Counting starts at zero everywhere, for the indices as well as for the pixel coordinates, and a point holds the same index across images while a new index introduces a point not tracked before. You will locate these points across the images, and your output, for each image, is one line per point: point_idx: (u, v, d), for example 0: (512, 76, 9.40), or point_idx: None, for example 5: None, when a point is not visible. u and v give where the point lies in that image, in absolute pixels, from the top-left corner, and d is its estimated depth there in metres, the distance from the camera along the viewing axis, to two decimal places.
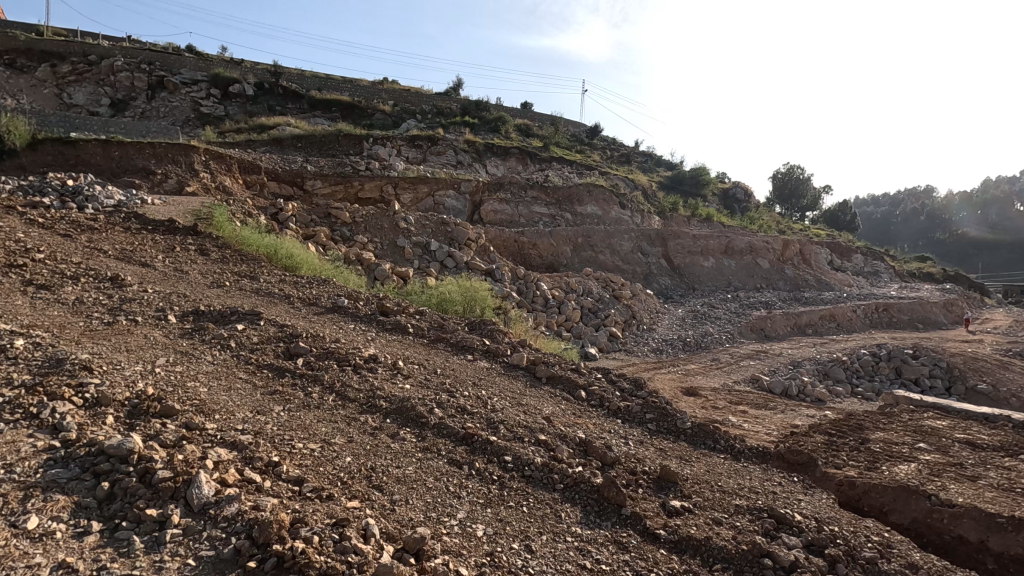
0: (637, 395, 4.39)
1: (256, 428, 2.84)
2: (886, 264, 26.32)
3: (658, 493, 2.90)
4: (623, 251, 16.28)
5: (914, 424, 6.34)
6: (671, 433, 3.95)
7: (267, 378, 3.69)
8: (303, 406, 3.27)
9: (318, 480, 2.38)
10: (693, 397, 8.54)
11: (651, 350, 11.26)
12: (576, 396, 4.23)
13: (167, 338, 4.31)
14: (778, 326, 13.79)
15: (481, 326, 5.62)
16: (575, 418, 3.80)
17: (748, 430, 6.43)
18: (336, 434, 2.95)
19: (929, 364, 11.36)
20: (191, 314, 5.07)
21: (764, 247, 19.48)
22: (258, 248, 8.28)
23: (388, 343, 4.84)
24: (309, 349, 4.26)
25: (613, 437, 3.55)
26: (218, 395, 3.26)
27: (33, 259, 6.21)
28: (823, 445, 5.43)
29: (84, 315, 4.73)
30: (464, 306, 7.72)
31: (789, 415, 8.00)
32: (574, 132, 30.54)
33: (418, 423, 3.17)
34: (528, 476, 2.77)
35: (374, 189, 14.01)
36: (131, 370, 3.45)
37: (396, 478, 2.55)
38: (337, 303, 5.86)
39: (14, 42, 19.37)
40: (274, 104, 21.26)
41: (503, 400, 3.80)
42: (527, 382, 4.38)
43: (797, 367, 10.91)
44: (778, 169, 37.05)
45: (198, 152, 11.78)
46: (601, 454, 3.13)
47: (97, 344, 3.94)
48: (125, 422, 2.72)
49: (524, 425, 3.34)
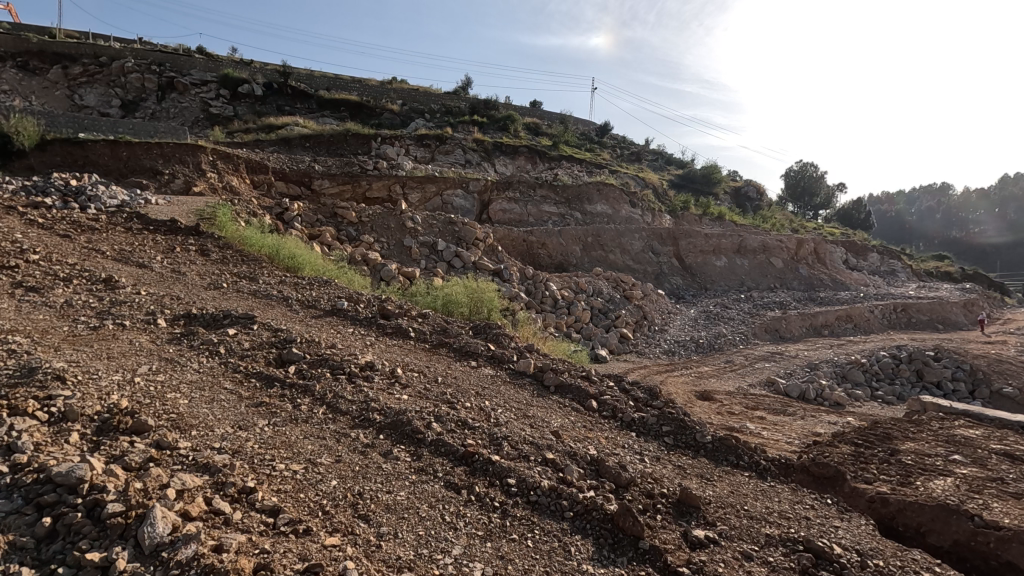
0: (651, 405, 4.09)
1: (235, 447, 2.59)
2: (903, 263, 25.68)
3: (679, 520, 2.62)
4: (634, 251, 15.95)
5: (946, 434, 5.97)
6: (691, 448, 3.65)
7: (254, 389, 3.43)
8: (289, 420, 3.01)
9: (296, 510, 2.12)
10: (708, 401, 8.23)
11: (664, 352, 10.93)
12: (587, 407, 3.94)
13: (154, 344, 4.08)
14: (793, 327, 13.42)
15: (486, 329, 5.34)
16: (586, 431, 3.51)
17: (767, 439, 6.10)
18: (324, 452, 2.69)
19: (952, 366, 10.94)
20: (182, 318, 4.83)
21: (777, 246, 19.04)
22: (260, 249, 8.07)
23: (387, 349, 4.58)
24: (303, 356, 4.00)
25: (627, 454, 3.26)
26: (198, 408, 3.00)
27: (27, 261, 6.02)
28: (850, 457, 5.09)
29: (71, 319, 4.50)
30: (470, 308, 7.44)
31: (809, 422, 7.64)
32: (584, 131, 30.22)
33: (415, 439, 2.90)
34: (534, 503, 2.49)
35: (382, 189, 13.80)
36: (108, 380, 3.21)
37: (386, 506, 2.28)
38: (337, 306, 5.61)
39: (28, 44, 19.47)
40: (283, 105, 21.11)
41: (508, 413, 3.52)
42: (535, 391, 4.09)
43: (814, 368, 10.52)
44: (791, 167, 36.44)
45: (205, 152, 11.61)
46: (615, 474, 2.83)
47: (77, 351, 3.70)
48: (91, 441, 2.48)
49: (531, 442, 3.05)
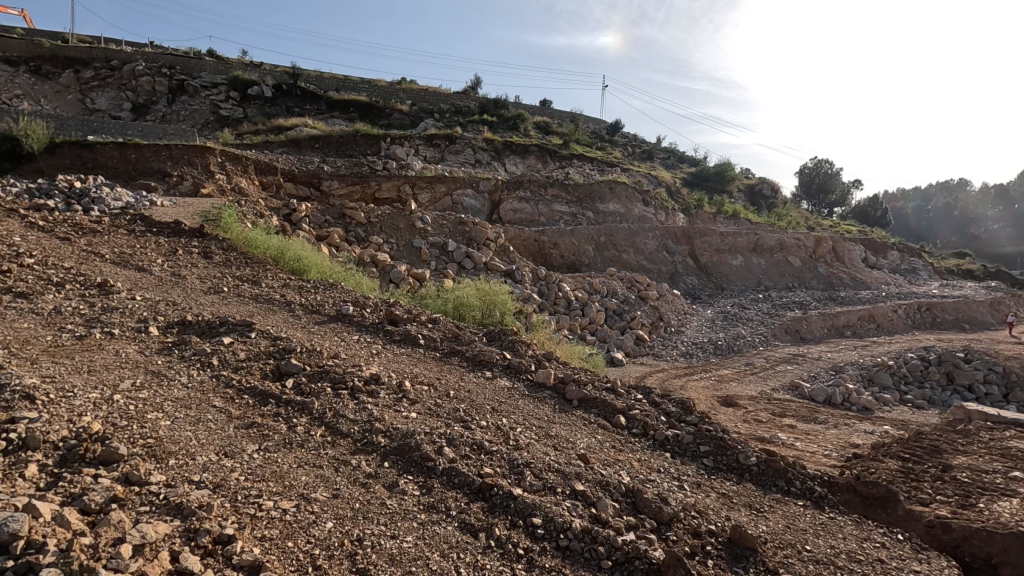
0: (686, 421, 3.67)
1: (217, 479, 2.25)
2: (924, 261, 24.94)
3: (733, 567, 2.28)
4: (648, 250, 15.51)
5: (998, 446, 5.49)
6: (733, 471, 3.26)
7: (246, 407, 3.07)
8: (282, 446, 2.65)
9: (282, 564, 1.78)
10: (731, 408, 7.81)
11: (681, 354, 10.51)
12: (614, 424, 3.55)
13: (142, 355, 3.75)
14: (815, 328, 12.91)
15: (500, 337, 4.94)
16: (615, 453, 3.13)
17: (801, 453, 5.67)
18: (320, 485, 2.33)
19: (983, 368, 10.37)
20: (176, 325, 4.50)
21: (795, 245, 18.47)
22: (266, 251, 7.74)
23: (394, 359, 4.21)
24: (303, 368, 3.66)
25: (665, 481, 2.88)
26: (179, 432, 2.65)
27: (22, 265, 5.74)
28: (899, 475, 4.62)
29: (57, 328, 4.18)
30: (483, 311, 7.05)
31: (843, 431, 7.17)
32: (594, 129, 29.77)
33: (425, 467, 2.54)
34: (564, 549, 2.12)
35: (391, 189, 13.48)
36: (82, 400, 2.87)
37: (390, 557, 1.92)
38: (341, 311, 5.26)
39: (40, 49, 19.41)
40: (292, 106, 20.89)
41: (529, 433, 3.14)
42: (556, 407, 3.70)
43: (839, 371, 10.03)
44: (807, 163, 35.50)
45: (213, 154, 11.34)
46: (656, 509, 2.47)
47: (56, 365, 3.37)
48: (50, 475, 2.14)
49: (557, 469, 2.67)
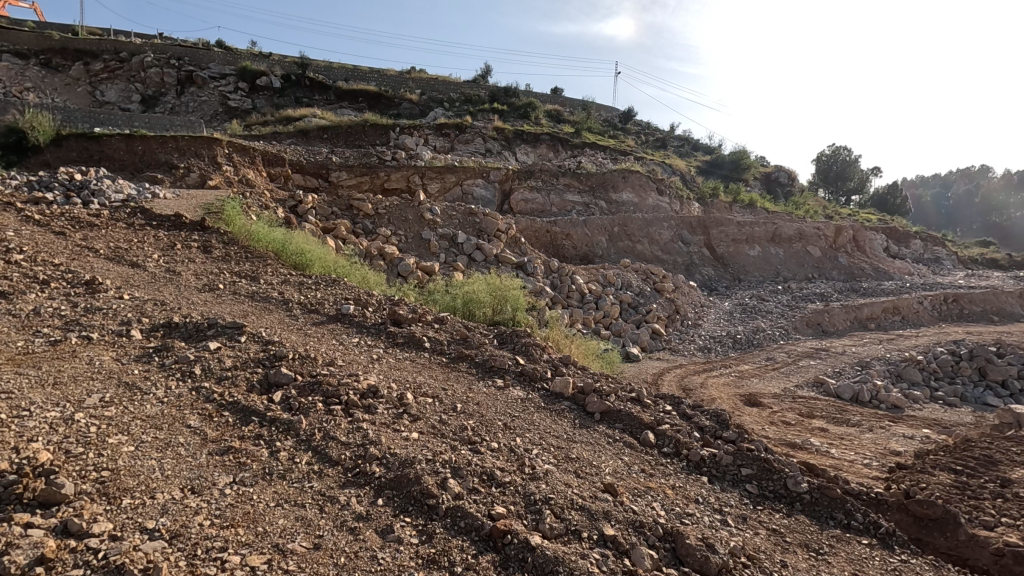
0: (723, 438, 3.25)
1: (175, 526, 1.87)
2: (948, 250, 24.03)
3: None
4: (662, 241, 15.03)
5: None
6: (782, 500, 2.84)
7: (225, 427, 2.70)
8: (260, 477, 2.28)
9: None
10: (756, 408, 7.35)
11: (699, 349, 10.06)
12: (642, 442, 3.14)
13: (117, 363, 3.39)
14: (837, 320, 12.32)
15: (513, 339, 4.53)
16: (647, 479, 2.73)
17: (837, 463, 5.22)
18: (299, 531, 1.95)
19: (1018, 364, 9.73)
20: (161, 328, 4.14)
21: (814, 234, 17.80)
22: (267, 244, 7.37)
23: (396, 366, 3.82)
24: (294, 378, 3.29)
25: (706, 516, 2.48)
26: (141, 461, 2.27)
27: (9, 262, 5.41)
28: (954, 492, 4.15)
29: (32, 332, 3.83)
30: (493, 307, 6.64)
31: (879, 435, 6.67)
32: (608, 117, 29.08)
33: (425, 506, 2.16)
34: None
35: (400, 180, 13.05)
36: (38, 420, 2.50)
37: None
38: (342, 310, 4.88)
39: (50, 41, 19.14)
40: (301, 96, 20.46)
41: (547, 456, 2.74)
42: (577, 422, 3.29)
43: (865, 367, 9.51)
44: (823, 151, 34.54)
45: (220, 145, 11.00)
46: (701, 560, 2.09)
47: (20, 376, 3.01)
48: None
49: (581, 506, 2.27)
